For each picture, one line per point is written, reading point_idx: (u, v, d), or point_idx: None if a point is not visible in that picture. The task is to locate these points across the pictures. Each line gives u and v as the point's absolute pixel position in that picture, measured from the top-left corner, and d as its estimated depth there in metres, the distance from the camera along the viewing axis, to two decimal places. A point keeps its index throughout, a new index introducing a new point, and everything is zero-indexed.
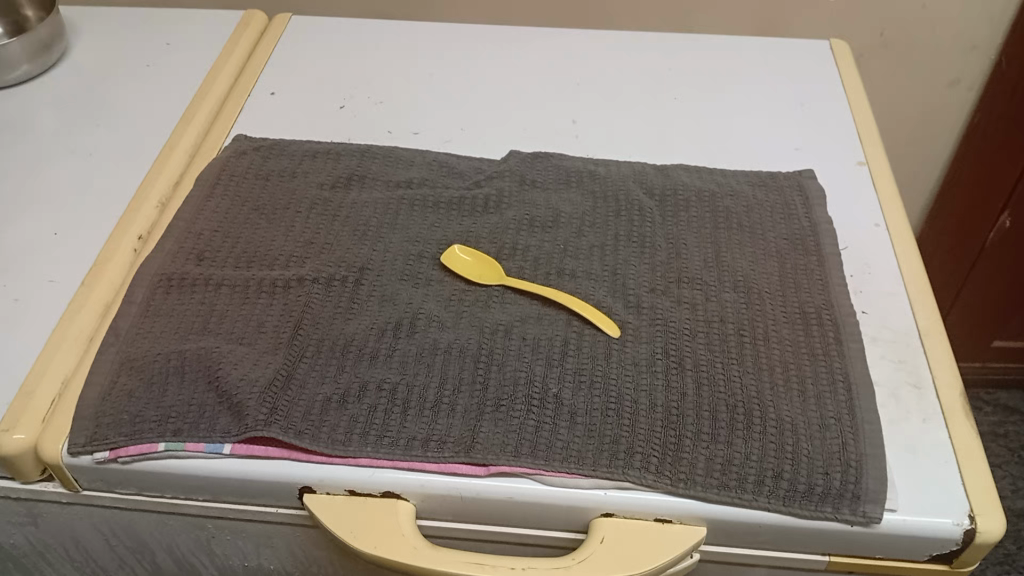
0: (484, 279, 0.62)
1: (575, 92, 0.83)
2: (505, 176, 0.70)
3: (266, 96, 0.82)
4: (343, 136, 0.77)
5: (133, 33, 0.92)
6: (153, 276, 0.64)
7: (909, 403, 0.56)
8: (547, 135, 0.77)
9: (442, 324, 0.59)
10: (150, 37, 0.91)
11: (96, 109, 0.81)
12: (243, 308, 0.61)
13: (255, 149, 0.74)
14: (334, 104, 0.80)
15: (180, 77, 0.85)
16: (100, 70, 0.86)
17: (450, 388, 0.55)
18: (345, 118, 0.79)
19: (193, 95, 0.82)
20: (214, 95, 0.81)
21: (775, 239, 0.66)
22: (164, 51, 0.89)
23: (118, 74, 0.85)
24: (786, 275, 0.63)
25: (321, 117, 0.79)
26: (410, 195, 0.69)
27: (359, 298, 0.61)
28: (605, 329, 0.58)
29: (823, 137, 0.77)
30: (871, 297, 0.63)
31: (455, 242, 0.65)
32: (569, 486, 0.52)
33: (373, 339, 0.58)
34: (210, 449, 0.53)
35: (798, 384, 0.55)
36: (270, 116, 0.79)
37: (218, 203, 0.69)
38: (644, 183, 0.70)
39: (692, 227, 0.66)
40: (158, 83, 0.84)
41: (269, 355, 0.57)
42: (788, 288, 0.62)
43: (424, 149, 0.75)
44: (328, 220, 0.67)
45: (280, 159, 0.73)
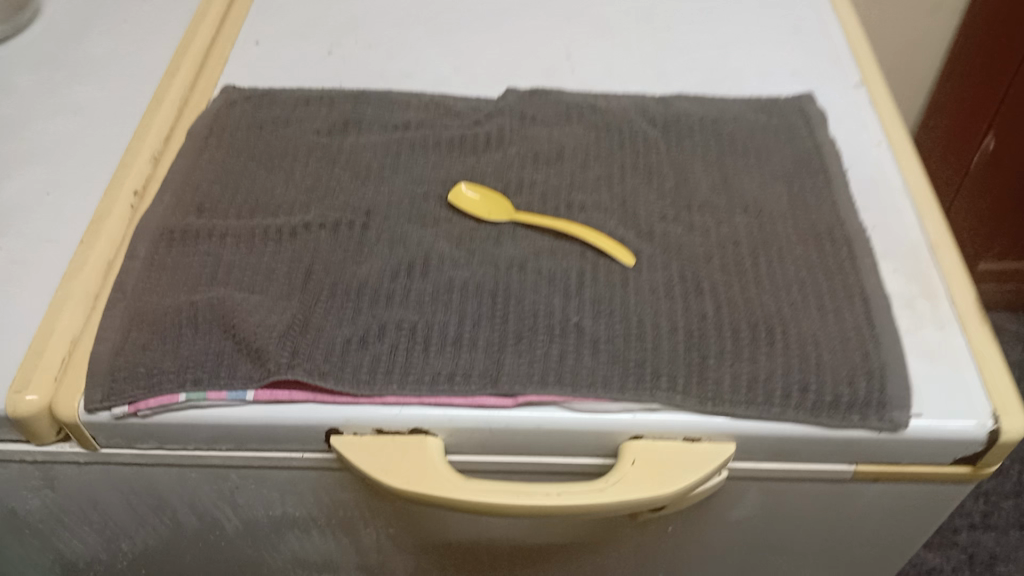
0: (494, 215, 0.61)
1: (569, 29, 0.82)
2: (504, 114, 0.70)
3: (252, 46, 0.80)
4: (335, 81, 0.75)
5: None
6: (155, 232, 0.62)
7: (923, 311, 0.56)
8: (544, 71, 0.76)
9: (456, 262, 0.59)
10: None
11: (77, 69, 0.78)
12: (252, 257, 0.60)
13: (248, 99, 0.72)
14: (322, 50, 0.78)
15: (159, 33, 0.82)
16: (76, 26, 0.83)
17: (470, 321, 0.55)
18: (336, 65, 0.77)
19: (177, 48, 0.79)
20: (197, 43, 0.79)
21: (781, 162, 0.65)
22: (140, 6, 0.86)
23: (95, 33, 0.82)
24: (794, 195, 0.63)
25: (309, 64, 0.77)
26: (410, 136, 0.68)
27: (368, 241, 0.61)
28: (621, 257, 0.58)
29: (818, 61, 0.77)
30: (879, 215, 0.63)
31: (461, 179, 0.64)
32: (597, 411, 0.52)
33: (386, 280, 0.58)
34: (232, 396, 0.53)
35: (817, 300, 0.55)
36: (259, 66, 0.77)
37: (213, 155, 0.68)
38: (645, 113, 0.69)
39: (698, 154, 0.66)
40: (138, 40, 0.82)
41: (284, 301, 0.57)
42: (798, 208, 0.62)
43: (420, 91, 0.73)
44: (328, 166, 0.66)
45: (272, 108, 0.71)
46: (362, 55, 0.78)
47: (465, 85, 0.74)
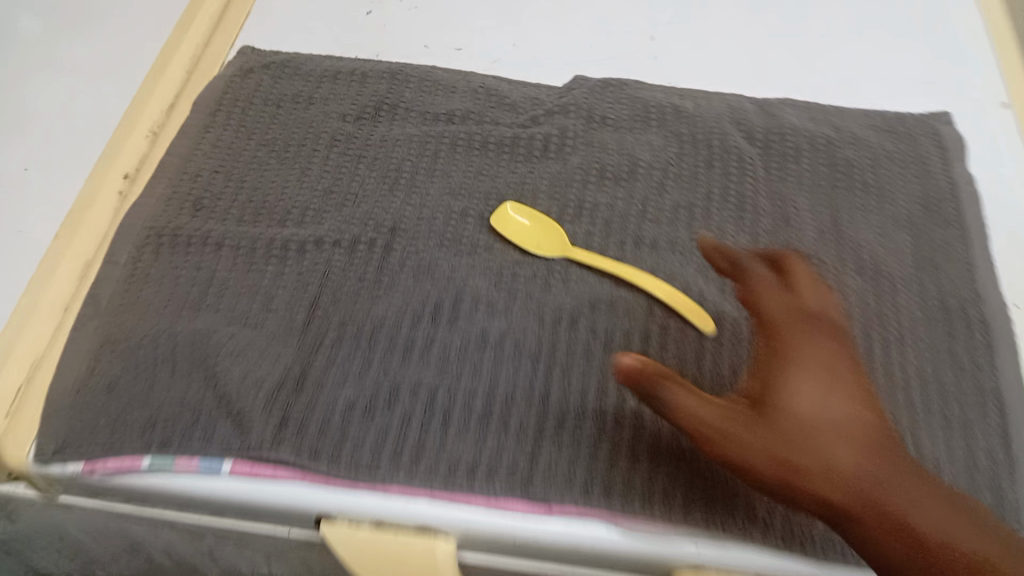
0: (547, 250, 0.50)
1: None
2: (569, 111, 0.57)
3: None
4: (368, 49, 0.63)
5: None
6: (139, 231, 0.52)
7: None
8: (621, 51, 0.62)
9: (492, 308, 0.48)
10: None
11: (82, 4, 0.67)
12: (248, 278, 0.50)
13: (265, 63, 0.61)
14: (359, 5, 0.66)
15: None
16: None
17: (502, 396, 0.45)
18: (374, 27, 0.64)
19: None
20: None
21: (907, 205, 0.52)
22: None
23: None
24: (922, 254, 0.50)
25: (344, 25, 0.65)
26: (451, 132, 0.56)
27: (389, 269, 0.50)
28: (700, 325, 0.47)
29: (960, 66, 0.62)
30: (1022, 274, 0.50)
31: (508, 200, 0.52)
32: (651, 534, 0.42)
33: (405, 325, 0.47)
34: (204, 466, 0.43)
35: (939, 413, 0.44)
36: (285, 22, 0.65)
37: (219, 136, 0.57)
38: (742, 123, 0.56)
39: (804, 185, 0.53)
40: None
41: (279, 344, 0.47)
42: (925, 273, 0.49)
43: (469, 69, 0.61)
44: (352, 162, 0.55)
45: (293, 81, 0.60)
46: (405, 16, 0.65)
47: (524, 65, 0.62)
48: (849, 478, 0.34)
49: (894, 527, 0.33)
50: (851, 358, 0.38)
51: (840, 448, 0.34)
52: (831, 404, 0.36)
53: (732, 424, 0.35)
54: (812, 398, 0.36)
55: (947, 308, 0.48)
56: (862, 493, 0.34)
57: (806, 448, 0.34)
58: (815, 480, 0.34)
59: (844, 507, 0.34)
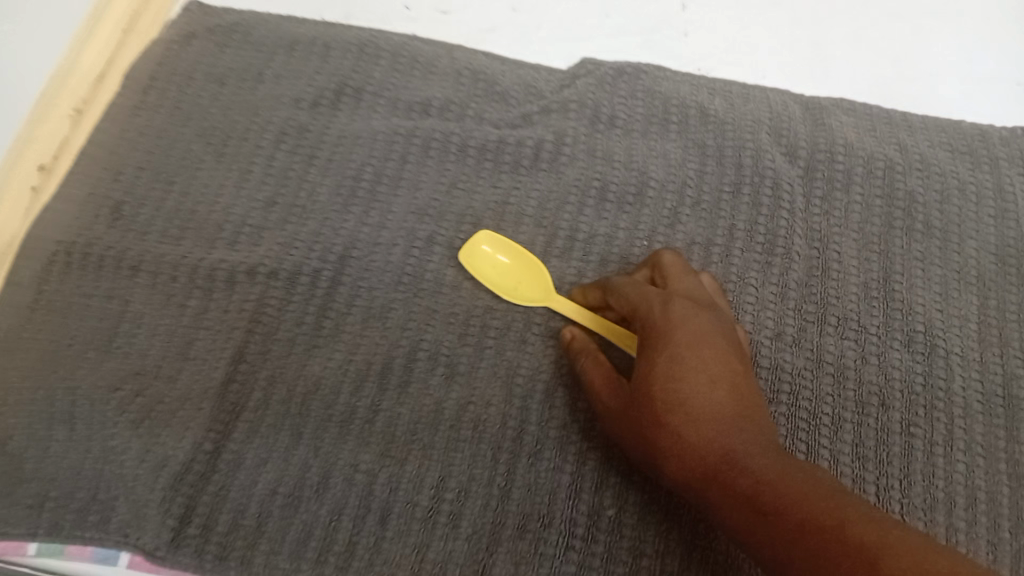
0: (522, 299, 0.41)
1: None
2: (569, 107, 0.47)
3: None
4: (339, 15, 0.53)
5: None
6: (47, 245, 0.45)
7: None
8: (642, 23, 0.51)
9: (451, 369, 0.40)
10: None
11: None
12: (167, 312, 0.42)
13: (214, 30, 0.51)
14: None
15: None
16: None
17: (452, 489, 0.37)
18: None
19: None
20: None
21: (978, 254, 0.42)
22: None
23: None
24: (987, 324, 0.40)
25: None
26: (423, 129, 0.46)
27: (335, 310, 0.42)
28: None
29: None
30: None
31: (484, 229, 0.42)
32: None
33: (346, 387, 0.40)
34: (99, 556, 0.38)
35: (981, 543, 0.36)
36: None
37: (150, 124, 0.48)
38: (781, 135, 0.45)
39: (851, 223, 0.43)
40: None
41: (195, 405, 0.40)
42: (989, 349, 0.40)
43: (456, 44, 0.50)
44: (302, 164, 0.46)
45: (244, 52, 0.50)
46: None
47: (523, 42, 0.51)
48: (698, 446, 0.30)
49: (793, 483, 0.28)
50: (737, 341, 0.34)
51: (701, 388, 0.31)
52: (697, 320, 0.33)
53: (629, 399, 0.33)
54: (687, 369, 0.31)
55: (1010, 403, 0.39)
56: (726, 440, 0.30)
57: (670, 395, 0.31)
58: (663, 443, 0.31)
59: (718, 468, 0.30)
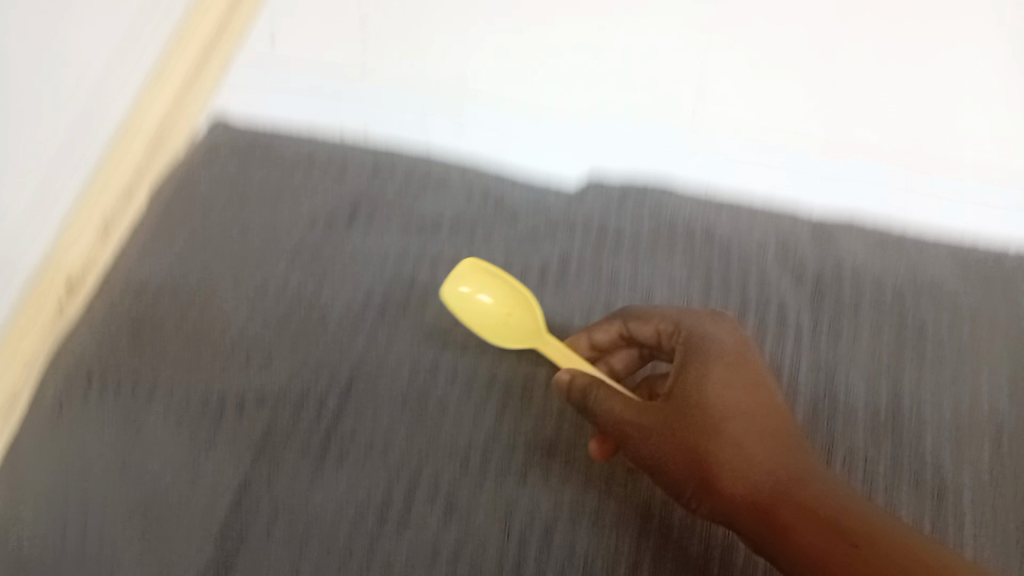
0: (515, 339, 0.43)
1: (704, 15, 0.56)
2: (577, 228, 0.47)
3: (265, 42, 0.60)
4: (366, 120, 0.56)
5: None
6: (66, 365, 0.46)
7: None
8: (650, 136, 0.55)
9: (451, 502, 0.40)
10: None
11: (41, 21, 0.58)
12: (177, 438, 0.43)
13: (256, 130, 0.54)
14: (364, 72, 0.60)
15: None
16: None
17: None
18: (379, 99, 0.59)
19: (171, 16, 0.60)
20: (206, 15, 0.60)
21: (990, 393, 0.41)
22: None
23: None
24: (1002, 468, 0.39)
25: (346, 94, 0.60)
26: (433, 252, 0.48)
27: (339, 438, 0.42)
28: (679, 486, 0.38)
29: None
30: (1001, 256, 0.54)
31: (459, 263, 0.44)
32: None
33: (347, 521, 0.40)
34: None
35: None
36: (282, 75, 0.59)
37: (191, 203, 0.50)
38: (789, 264, 0.45)
39: (860, 356, 0.42)
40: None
41: (201, 535, 0.40)
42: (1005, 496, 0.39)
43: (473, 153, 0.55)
44: (314, 283, 0.47)
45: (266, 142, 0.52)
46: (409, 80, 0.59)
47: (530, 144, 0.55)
48: (759, 462, 0.34)
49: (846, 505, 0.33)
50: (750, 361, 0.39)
51: (742, 399, 0.35)
52: (733, 338, 0.37)
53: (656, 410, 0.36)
54: (724, 378, 0.36)
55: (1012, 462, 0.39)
56: (787, 464, 0.34)
57: (724, 408, 0.35)
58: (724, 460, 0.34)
59: (786, 485, 0.34)
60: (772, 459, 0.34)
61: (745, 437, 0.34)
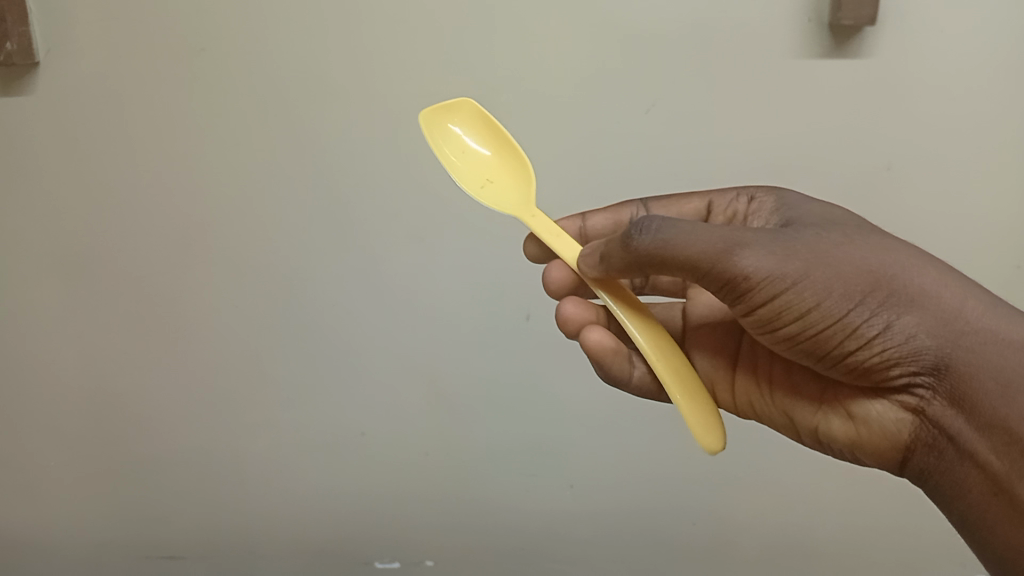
0: (510, 210, 0.50)
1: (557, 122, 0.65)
2: None
3: (226, 305, 0.74)
4: (392, 507, 0.84)
5: (91, 507, 0.85)
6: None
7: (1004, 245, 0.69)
8: None
9: None
10: (122, 557, 0.88)
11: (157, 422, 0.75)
12: None
13: (230, 141, 0.67)
14: (319, 352, 0.76)
15: (126, 275, 0.73)
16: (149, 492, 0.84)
17: None
18: (366, 393, 0.77)
19: (184, 300, 0.74)
20: (173, 210, 0.70)
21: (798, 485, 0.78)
22: (64, 482, 0.83)
23: (114, 419, 0.80)
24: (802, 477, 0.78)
25: (335, 413, 0.79)
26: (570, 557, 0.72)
27: None
28: (703, 440, 0.43)
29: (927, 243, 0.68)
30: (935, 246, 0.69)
31: (421, 108, 0.54)
32: None
33: None
34: None
35: None
36: (246, 266, 0.72)
37: (167, 27, 0.63)
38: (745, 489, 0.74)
39: None
40: (113, 295, 0.74)
41: None
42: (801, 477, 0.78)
43: (497, 563, 0.86)
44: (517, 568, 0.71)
45: (287, 182, 0.68)
46: (369, 333, 0.75)
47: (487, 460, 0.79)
48: (841, 272, 0.38)
49: (910, 320, 0.38)
50: (884, 245, 0.40)
51: (763, 257, 0.38)
52: (855, 249, 0.39)
53: (745, 285, 0.38)
54: (756, 258, 0.38)
55: (848, 35, 0.61)
56: (871, 257, 0.39)
57: (772, 270, 0.37)
58: (834, 330, 0.39)
59: (869, 281, 0.38)
60: (987, 308, 0.38)
61: (886, 246, 0.40)
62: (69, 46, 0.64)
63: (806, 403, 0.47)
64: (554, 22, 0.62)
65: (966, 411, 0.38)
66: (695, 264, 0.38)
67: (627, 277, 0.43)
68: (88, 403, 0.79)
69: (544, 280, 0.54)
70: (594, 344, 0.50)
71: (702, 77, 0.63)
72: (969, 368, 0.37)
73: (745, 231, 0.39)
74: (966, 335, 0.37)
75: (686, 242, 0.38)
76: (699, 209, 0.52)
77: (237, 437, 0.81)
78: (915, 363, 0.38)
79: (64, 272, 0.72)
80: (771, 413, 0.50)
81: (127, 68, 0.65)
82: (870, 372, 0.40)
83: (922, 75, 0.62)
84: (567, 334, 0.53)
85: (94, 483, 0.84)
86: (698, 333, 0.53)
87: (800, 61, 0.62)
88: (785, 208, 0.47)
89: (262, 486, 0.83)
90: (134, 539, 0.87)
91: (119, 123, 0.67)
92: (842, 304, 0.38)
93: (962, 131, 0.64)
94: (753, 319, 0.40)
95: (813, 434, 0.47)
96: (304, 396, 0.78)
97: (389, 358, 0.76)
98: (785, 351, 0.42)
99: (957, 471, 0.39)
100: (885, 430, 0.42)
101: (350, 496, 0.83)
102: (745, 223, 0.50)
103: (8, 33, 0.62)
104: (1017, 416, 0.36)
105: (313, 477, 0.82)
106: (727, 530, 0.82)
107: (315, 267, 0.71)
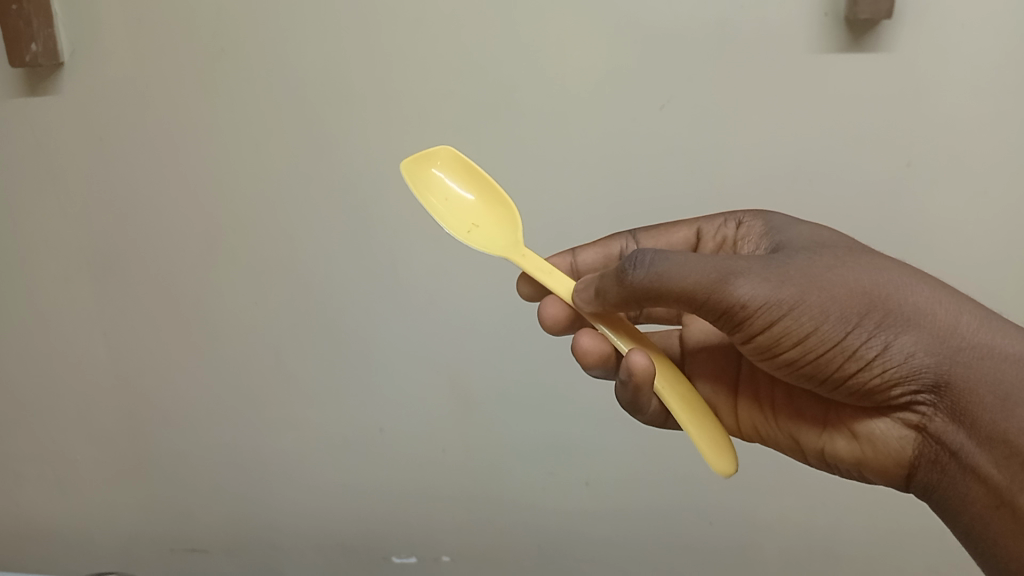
0: (499, 252, 0.50)
1: (562, 131, 0.65)
2: None
3: (250, 309, 0.75)
4: (413, 509, 0.84)
5: (122, 500, 0.88)
6: None
7: None
8: None
9: None
10: (151, 550, 0.90)
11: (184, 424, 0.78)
12: None
13: (252, 144, 0.67)
14: (339, 359, 0.77)
15: (150, 280, 0.74)
16: (178, 486, 0.86)
17: None
18: (386, 398, 0.78)
19: (210, 302, 0.75)
20: (196, 214, 0.71)
21: (818, 485, 0.78)
22: (98, 472, 0.86)
23: (144, 416, 0.82)
24: (823, 479, 0.77)
25: (356, 417, 0.80)
26: None
27: None
28: (717, 467, 0.43)
29: (950, 244, 0.66)
30: (958, 252, 0.66)
31: (404, 160, 0.53)
32: None
33: None
34: None
35: None
36: (268, 274, 0.73)
37: (187, 39, 0.64)
38: None
39: None
40: (141, 293, 0.75)
41: None
42: (824, 481, 0.77)
43: (515, 562, 0.86)
44: None
45: (308, 190, 0.69)
46: (383, 341, 0.75)
47: (504, 455, 0.81)
48: (837, 294, 0.38)
49: (907, 339, 0.38)
50: (875, 265, 0.40)
51: (759, 284, 0.38)
52: (847, 270, 0.40)
53: (745, 314, 0.38)
54: (752, 286, 0.38)
55: (869, 30, 0.59)
56: (863, 278, 0.39)
57: (768, 296, 0.38)
58: (834, 351, 0.39)
59: (864, 302, 0.39)
60: (981, 322, 0.38)
61: (876, 266, 0.40)
62: (98, 51, 0.66)
63: (810, 424, 0.48)
64: (572, 22, 0.61)
65: (966, 425, 0.38)
66: (692, 295, 0.38)
67: (622, 310, 0.43)
68: (121, 397, 0.81)
69: (538, 317, 0.54)
70: (639, 369, 0.44)
71: (720, 75, 0.61)
72: (967, 383, 0.37)
73: (738, 259, 0.39)
74: (963, 351, 0.37)
75: (679, 275, 0.38)
76: (687, 237, 0.53)
77: (261, 439, 0.82)
78: (916, 381, 0.38)
79: (92, 271, 0.75)
80: (780, 437, 0.51)
81: (153, 76, 0.66)
82: (871, 391, 0.41)
83: (947, 75, 0.60)
84: (586, 366, 0.52)
85: (127, 475, 0.86)
86: (696, 357, 0.54)
87: (817, 56, 0.60)
88: (773, 231, 0.47)
89: (286, 485, 0.85)
90: (162, 534, 0.89)
91: (142, 128, 0.68)
92: (839, 326, 0.38)
93: (989, 135, 0.62)
94: (753, 345, 0.41)
95: (818, 454, 0.48)
96: (325, 403, 0.79)
97: (404, 365, 0.76)
98: (784, 374, 0.43)
99: (960, 485, 0.39)
100: (890, 449, 0.43)
101: (371, 497, 0.84)
102: (735, 248, 0.50)
103: (35, 36, 0.63)
104: (1016, 429, 0.35)
105: (338, 479, 0.84)
106: (750, 528, 0.81)
107: (334, 276, 0.72)
